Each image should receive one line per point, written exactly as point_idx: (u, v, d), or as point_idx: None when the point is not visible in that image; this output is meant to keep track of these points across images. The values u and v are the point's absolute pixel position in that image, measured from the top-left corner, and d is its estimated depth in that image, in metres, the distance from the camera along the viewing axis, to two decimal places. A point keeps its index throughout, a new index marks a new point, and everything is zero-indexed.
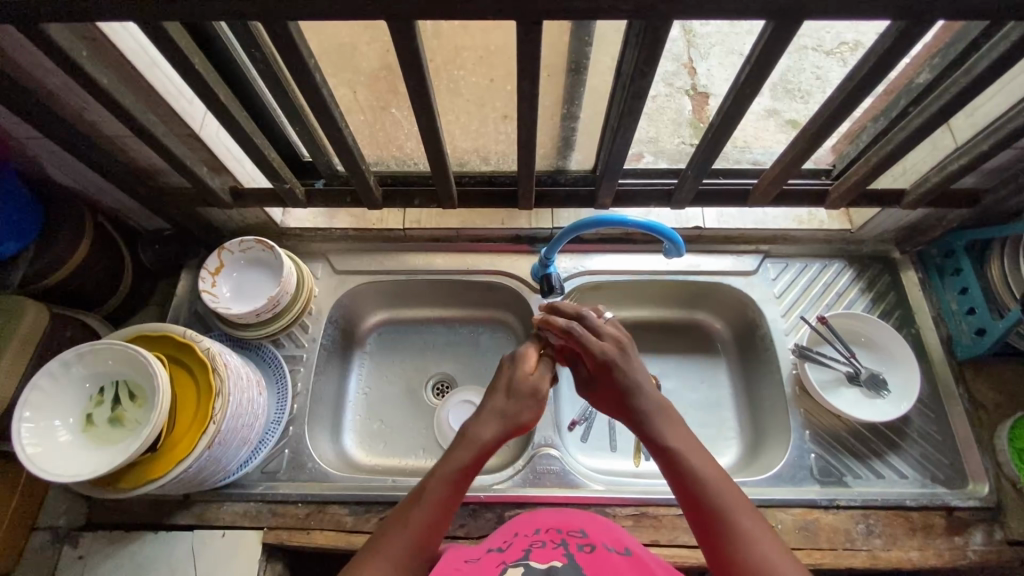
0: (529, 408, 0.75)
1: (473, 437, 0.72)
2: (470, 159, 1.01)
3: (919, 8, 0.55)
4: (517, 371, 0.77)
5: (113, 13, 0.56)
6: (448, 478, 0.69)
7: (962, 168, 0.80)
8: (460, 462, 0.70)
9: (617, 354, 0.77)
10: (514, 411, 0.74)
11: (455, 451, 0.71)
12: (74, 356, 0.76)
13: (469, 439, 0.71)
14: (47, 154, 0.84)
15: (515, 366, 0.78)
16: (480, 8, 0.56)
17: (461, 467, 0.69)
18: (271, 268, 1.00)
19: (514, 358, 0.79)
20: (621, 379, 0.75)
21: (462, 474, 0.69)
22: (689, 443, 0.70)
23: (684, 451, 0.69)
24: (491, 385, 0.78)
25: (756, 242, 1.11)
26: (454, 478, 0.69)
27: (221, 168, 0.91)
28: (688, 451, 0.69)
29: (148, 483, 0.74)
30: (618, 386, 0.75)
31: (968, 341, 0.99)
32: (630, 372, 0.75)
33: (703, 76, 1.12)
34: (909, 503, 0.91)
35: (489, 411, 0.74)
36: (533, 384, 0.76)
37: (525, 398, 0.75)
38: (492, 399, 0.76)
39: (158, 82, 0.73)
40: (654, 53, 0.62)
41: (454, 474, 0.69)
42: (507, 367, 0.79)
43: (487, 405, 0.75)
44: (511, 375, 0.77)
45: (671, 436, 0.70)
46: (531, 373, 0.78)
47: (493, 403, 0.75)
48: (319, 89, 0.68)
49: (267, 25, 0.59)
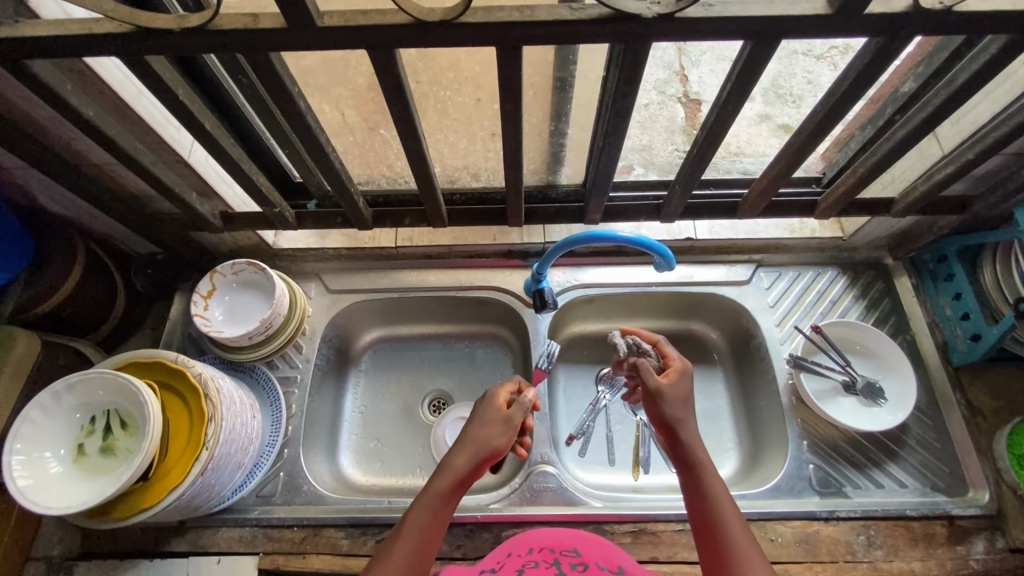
0: (502, 435, 0.75)
1: (448, 464, 0.73)
2: (459, 176, 1.00)
3: (894, 25, 0.56)
4: (489, 404, 0.78)
5: (96, 48, 0.57)
6: (426, 508, 0.70)
7: (948, 177, 0.80)
8: (437, 492, 0.70)
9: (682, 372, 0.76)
10: (484, 439, 0.74)
11: (432, 482, 0.72)
12: (65, 387, 0.76)
13: (443, 470, 0.73)
14: (37, 184, 0.84)
15: (486, 400, 0.79)
16: (461, 36, 0.56)
17: (438, 496, 0.70)
18: (263, 290, 1.00)
19: (487, 394, 0.80)
20: (683, 390, 0.74)
21: (440, 503, 0.70)
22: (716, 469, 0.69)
23: (710, 474, 0.68)
24: (467, 419, 0.79)
25: (749, 252, 1.11)
26: (432, 508, 0.70)
27: (210, 193, 0.92)
28: (714, 476, 0.68)
29: (140, 513, 0.74)
30: (685, 394, 0.73)
31: (963, 347, 0.98)
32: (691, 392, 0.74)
33: (694, 83, 1.13)
34: (910, 513, 0.90)
35: (463, 441, 0.75)
36: (505, 414, 0.77)
37: (496, 426, 0.75)
38: (467, 428, 0.77)
39: (145, 111, 0.74)
40: (635, 73, 0.63)
41: (432, 503, 0.70)
42: (480, 402, 0.80)
43: (462, 435, 0.76)
44: (487, 406, 0.79)
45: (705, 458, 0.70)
46: (503, 404, 0.78)
47: (466, 432, 0.76)
48: (303, 115, 0.69)
49: (250, 57, 0.60)
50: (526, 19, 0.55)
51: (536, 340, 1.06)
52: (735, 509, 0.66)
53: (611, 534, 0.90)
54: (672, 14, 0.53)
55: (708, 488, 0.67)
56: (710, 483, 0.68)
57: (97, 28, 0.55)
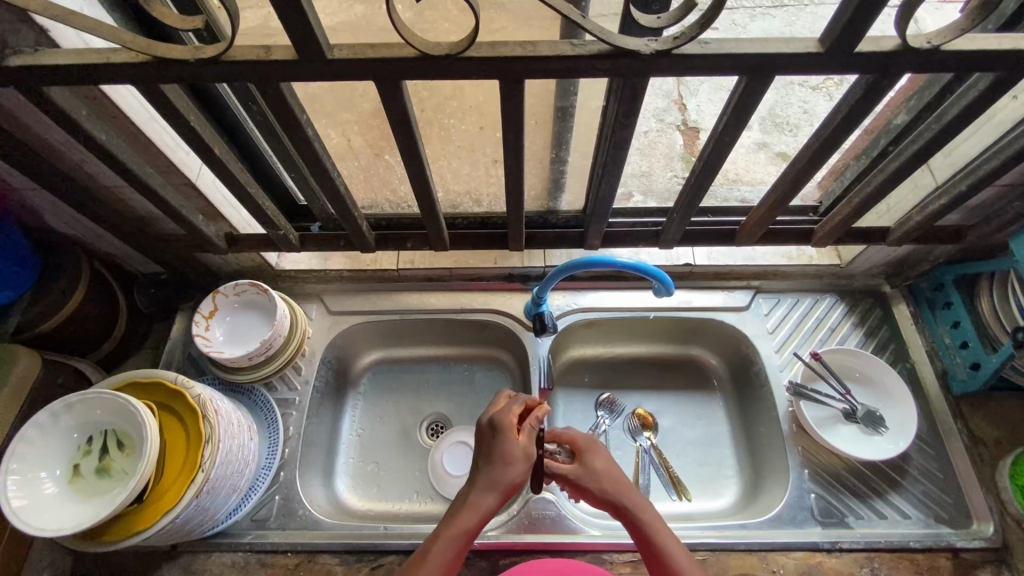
0: (524, 471, 0.75)
1: (475, 501, 0.73)
2: (462, 202, 1.04)
3: (884, 63, 0.58)
4: (508, 439, 0.75)
5: (111, 76, 0.59)
6: (454, 540, 0.71)
7: (943, 208, 0.82)
8: (465, 527, 0.71)
9: (597, 444, 0.81)
10: (509, 478, 0.74)
11: (458, 516, 0.72)
12: (64, 406, 0.76)
13: (473, 505, 0.73)
14: (46, 204, 0.86)
15: (506, 433, 0.76)
16: (466, 69, 0.58)
17: (465, 533, 0.71)
18: (264, 311, 1.01)
19: (502, 418, 0.77)
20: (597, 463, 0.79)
21: (467, 537, 0.71)
22: (660, 525, 0.73)
23: (659, 535, 0.72)
24: (483, 449, 0.77)
25: (747, 278, 1.12)
26: (459, 542, 0.71)
27: (216, 216, 0.94)
28: (657, 530, 0.72)
29: (134, 536, 0.73)
30: (599, 464, 0.78)
31: (963, 376, 0.98)
32: (601, 454, 0.80)
33: (693, 111, 1.16)
34: (914, 545, 0.89)
35: (487, 480, 0.74)
36: (526, 449, 0.75)
37: (519, 465, 0.74)
38: (489, 463, 0.74)
39: (155, 136, 0.76)
40: (633, 106, 0.64)
41: (459, 538, 0.71)
42: (495, 431, 0.76)
43: (483, 469, 0.75)
44: (505, 441, 0.75)
45: (643, 515, 0.74)
46: (522, 438, 0.76)
47: (490, 471, 0.74)
48: (310, 141, 0.71)
49: (262, 86, 0.62)
50: (528, 55, 0.57)
51: (535, 364, 1.06)
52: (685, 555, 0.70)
53: (610, 564, 0.88)
54: (669, 52, 0.55)
55: (658, 546, 0.71)
56: (658, 537, 0.71)
57: (114, 57, 0.57)
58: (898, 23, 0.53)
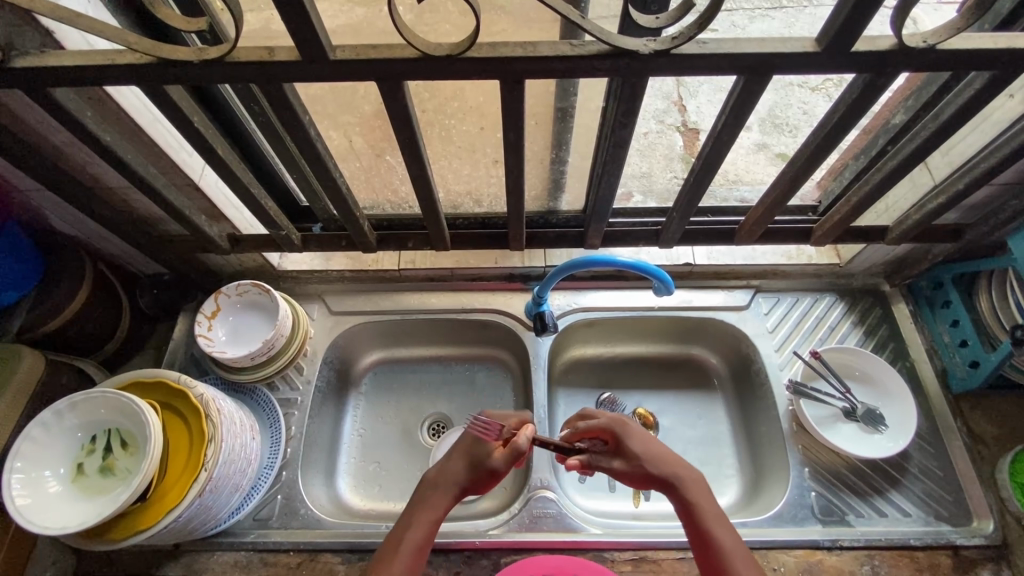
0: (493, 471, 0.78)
1: (445, 492, 0.75)
2: (463, 202, 1.04)
3: (881, 62, 0.58)
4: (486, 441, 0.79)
5: (116, 77, 0.60)
6: (423, 527, 0.73)
7: (940, 206, 0.82)
8: (432, 516, 0.73)
9: (633, 427, 0.80)
10: (479, 475, 0.77)
11: (428, 504, 0.75)
12: (68, 406, 0.76)
13: (444, 493, 0.75)
14: (50, 205, 0.86)
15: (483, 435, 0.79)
16: (467, 69, 0.59)
17: (433, 521, 0.73)
18: (266, 311, 1.01)
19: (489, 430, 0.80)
20: (639, 447, 0.78)
21: (433, 525, 0.73)
22: (712, 508, 0.72)
23: (711, 519, 0.71)
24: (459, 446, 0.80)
25: (746, 278, 1.12)
26: (427, 530, 0.72)
27: (219, 216, 0.94)
28: (705, 513, 0.71)
29: (136, 534, 0.73)
30: (635, 451, 0.77)
31: (963, 374, 0.98)
32: (635, 436, 0.79)
33: (692, 113, 1.17)
34: (914, 543, 0.89)
35: (458, 473, 0.77)
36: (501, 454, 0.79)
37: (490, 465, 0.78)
38: (464, 459, 0.78)
39: (159, 137, 0.76)
40: (632, 106, 0.65)
41: (427, 525, 0.73)
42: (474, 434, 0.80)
43: (458, 464, 0.78)
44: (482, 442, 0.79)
45: (692, 496, 0.73)
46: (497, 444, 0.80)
47: (464, 465, 0.77)
48: (313, 141, 0.71)
49: (265, 87, 0.62)
50: (528, 55, 0.57)
51: (536, 364, 1.07)
52: (732, 539, 0.70)
53: (611, 563, 0.89)
54: (667, 51, 0.55)
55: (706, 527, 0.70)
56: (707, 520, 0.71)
57: (119, 59, 0.58)
58: (893, 22, 0.54)
